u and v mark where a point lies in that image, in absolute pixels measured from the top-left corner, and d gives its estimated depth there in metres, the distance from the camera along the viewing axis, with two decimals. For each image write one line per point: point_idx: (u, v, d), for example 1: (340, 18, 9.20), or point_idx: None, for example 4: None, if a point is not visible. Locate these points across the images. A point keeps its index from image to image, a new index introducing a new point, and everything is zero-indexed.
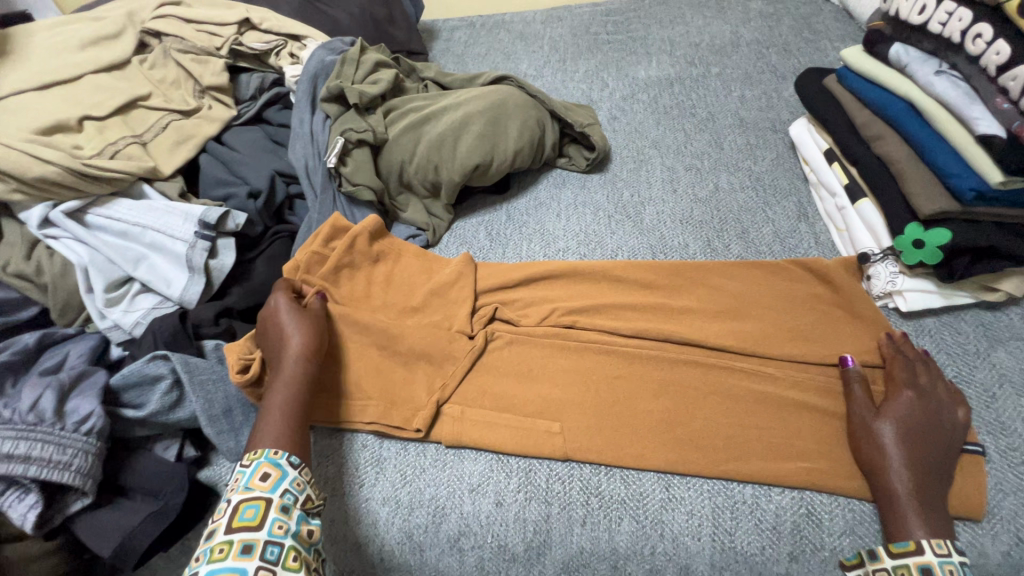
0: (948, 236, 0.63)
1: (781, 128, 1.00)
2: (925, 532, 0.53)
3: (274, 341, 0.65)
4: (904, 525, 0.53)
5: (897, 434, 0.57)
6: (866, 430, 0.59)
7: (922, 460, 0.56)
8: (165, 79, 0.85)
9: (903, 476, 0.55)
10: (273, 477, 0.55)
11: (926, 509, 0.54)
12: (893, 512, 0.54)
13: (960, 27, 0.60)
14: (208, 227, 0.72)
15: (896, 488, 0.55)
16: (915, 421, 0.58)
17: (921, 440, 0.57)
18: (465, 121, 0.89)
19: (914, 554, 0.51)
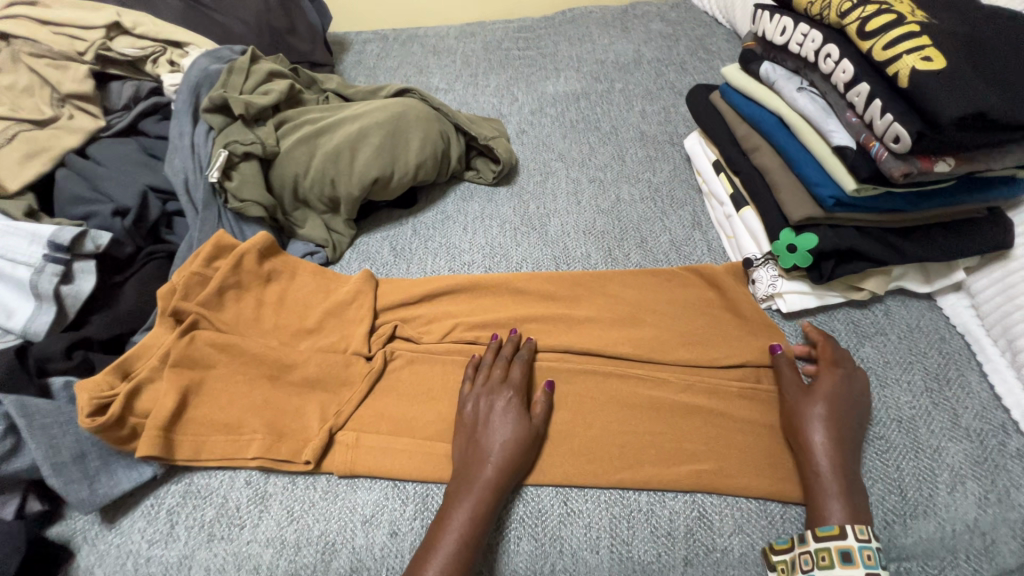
0: (816, 240, 0.68)
1: (678, 141, 1.04)
2: (848, 512, 0.54)
3: (498, 445, 0.60)
4: (828, 504, 0.55)
5: (823, 413, 0.60)
6: (796, 412, 0.62)
7: (845, 438, 0.59)
8: (16, 85, 0.77)
9: (829, 455, 0.58)
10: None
11: (848, 488, 0.56)
12: (817, 494, 0.56)
13: (813, 48, 0.65)
14: (59, 249, 0.64)
15: (822, 468, 0.57)
16: (840, 400, 0.61)
17: (845, 419, 0.60)
18: (363, 133, 0.86)
19: (837, 538, 0.53)
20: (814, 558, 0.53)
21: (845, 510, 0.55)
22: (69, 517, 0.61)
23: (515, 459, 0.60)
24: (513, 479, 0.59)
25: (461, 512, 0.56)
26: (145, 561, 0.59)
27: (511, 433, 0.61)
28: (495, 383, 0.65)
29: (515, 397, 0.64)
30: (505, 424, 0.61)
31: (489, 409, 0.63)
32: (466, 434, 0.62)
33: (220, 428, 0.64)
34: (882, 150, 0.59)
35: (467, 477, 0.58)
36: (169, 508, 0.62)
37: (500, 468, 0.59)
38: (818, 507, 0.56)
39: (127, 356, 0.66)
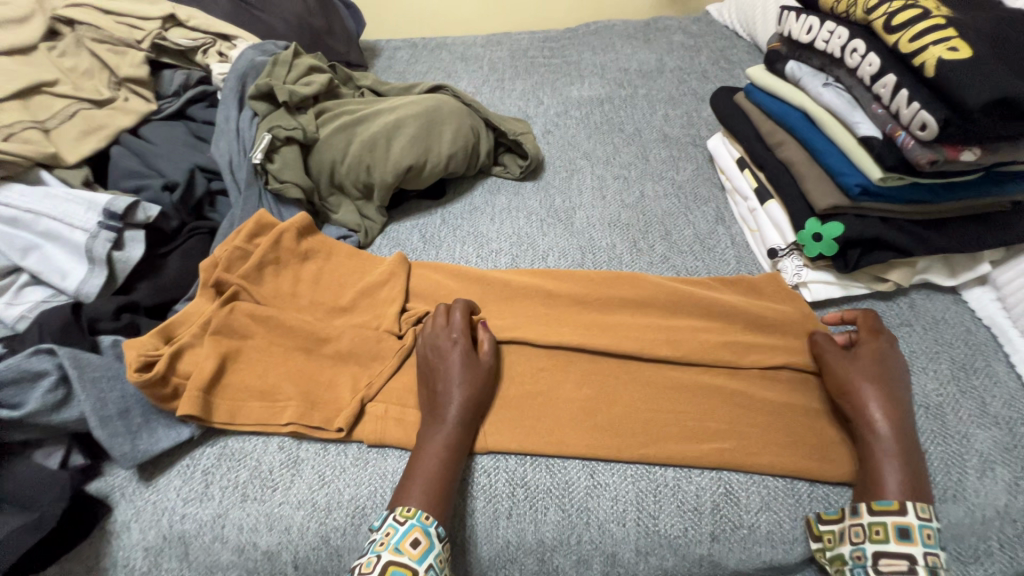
0: (842, 229, 0.69)
1: (701, 143, 1.07)
2: (910, 485, 0.55)
3: (446, 394, 0.62)
4: (889, 475, 0.55)
5: (873, 380, 0.61)
6: (846, 377, 0.62)
7: (899, 404, 0.59)
8: (77, 68, 0.81)
9: (883, 421, 0.58)
10: (423, 546, 0.52)
11: (907, 457, 0.56)
12: (876, 464, 0.56)
13: (840, 44, 0.67)
14: (113, 217, 0.67)
15: (879, 433, 0.57)
16: (885, 367, 0.62)
17: (896, 386, 0.61)
18: (399, 123, 0.89)
19: (895, 513, 0.53)
20: (868, 531, 0.53)
21: (909, 481, 0.55)
22: (109, 473, 0.62)
23: (473, 395, 0.62)
24: (475, 410, 0.62)
25: (433, 444, 0.59)
26: (179, 518, 0.60)
27: (465, 370, 0.63)
28: (442, 329, 0.67)
29: (462, 340, 0.65)
30: (456, 363, 0.63)
31: (441, 355, 0.65)
32: (424, 381, 0.65)
33: (253, 395, 0.66)
34: (908, 139, 0.61)
35: (434, 416, 0.61)
36: (204, 469, 0.63)
37: (462, 406, 0.61)
38: (877, 479, 0.56)
39: (171, 321, 0.67)
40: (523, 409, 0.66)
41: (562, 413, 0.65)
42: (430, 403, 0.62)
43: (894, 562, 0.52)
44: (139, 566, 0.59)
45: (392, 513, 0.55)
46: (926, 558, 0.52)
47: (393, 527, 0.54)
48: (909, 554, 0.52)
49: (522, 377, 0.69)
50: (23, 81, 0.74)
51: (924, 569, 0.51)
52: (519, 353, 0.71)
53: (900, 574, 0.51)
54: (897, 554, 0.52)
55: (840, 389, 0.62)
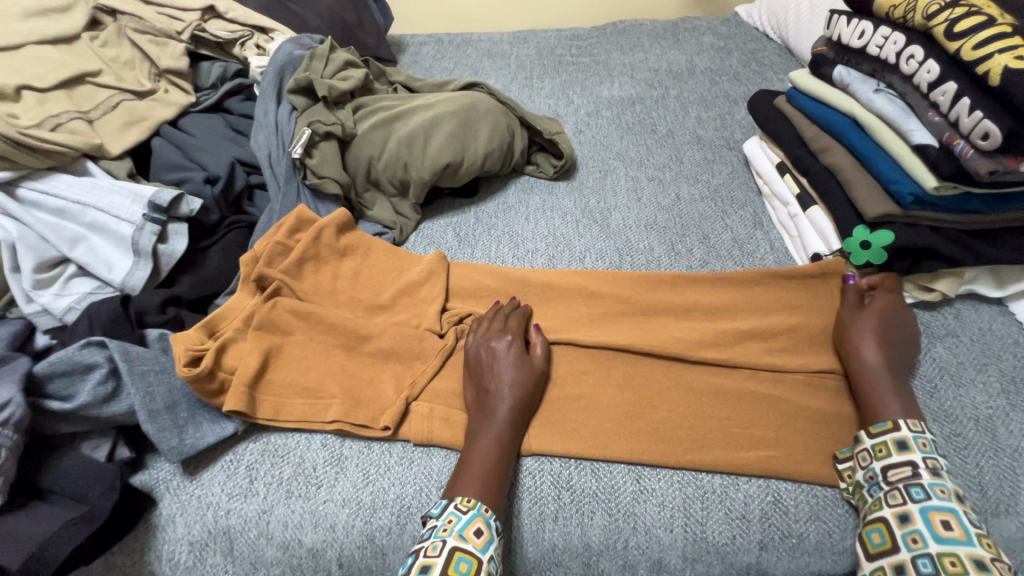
0: (892, 236, 0.69)
1: (735, 146, 1.06)
2: (904, 407, 0.60)
3: (496, 393, 0.63)
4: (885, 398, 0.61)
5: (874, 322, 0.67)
6: (847, 325, 0.68)
7: (891, 344, 0.65)
8: (119, 58, 0.81)
9: (876, 359, 0.64)
10: (486, 535, 0.53)
11: (899, 387, 0.62)
12: (871, 393, 0.62)
13: (895, 49, 0.66)
14: (159, 210, 0.67)
15: (871, 366, 0.63)
16: (884, 311, 0.68)
17: (894, 328, 0.66)
18: (437, 121, 0.89)
19: (891, 432, 0.58)
20: (872, 452, 0.58)
21: (900, 401, 0.60)
22: (153, 467, 0.62)
23: (523, 396, 0.63)
24: (525, 411, 0.63)
25: (484, 439, 0.60)
26: (224, 513, 0.60)
27: (517, 370, 0.64)
28: (494, 332, 0.69)
29: (515, 342, 0.67)
30: (508, 364, 0.65)
31: (492, 355, 0.66)
32: (473, 381, 0.65)
33: (297, 392, 0.65)
34: (967, 148, 0.60)
35: (485, 411, 0.62)
36: (248, 465, 0.63)
37: (512, 405, 0.62)
38: (874, 406, 0.61)
39: (214, 316, 0.67)
40: (567, 413, 0.65)
41: (606, 419, 0.65)
42: (480, 400, 0.63)
43: (900, 470, 0.55)
44: (184, 561, 0.59)
45: (453, 503, 0.55)
46: (925, 462, 0.56)
47: (454, 515, 0.54)
48: (909, 462, 0.56)
49: (564, 381, 0.68)
50: (68, 70, 0.73)
51: (927, 472, 0.55)
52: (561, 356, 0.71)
53: (907, 480, 0.55)
54: (901, 465, 0.56)
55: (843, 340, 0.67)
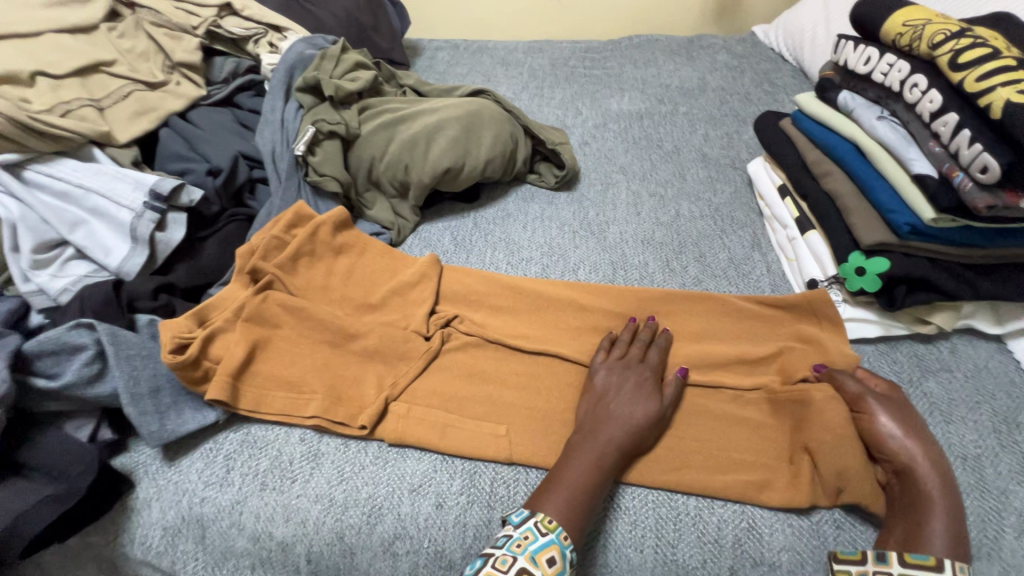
0: (887, 265, 0.67)
1: (740, 165, 1.05)
2: (953, 546, 0.51)
3: (608, 416, 0.61)
4: (933, 523, 0.53)
5: (897, 424, 0.59)
6: (881, 423, 0.59)
7: (945, 467, 0.56)
8: (135, 49, 0.83)
9: (932, 476, 0.55)
10: (558, 566, 0.52)
11: (955, 522, 0.53)
12: (922, 511, 0.53)
13: (899, 78, 0.66)
14: (158, 198, 0.68)
15: (929, 483, 0.55)
16: (903, 408, 0.61)
17: (929, 438, 0.58)
18: (441, 125, 0.90)
19: (933, 569, 0.50)
20: None
21: (948, 535, 0.52)
22: (134, 450, 0.63)
23: (644, 430, 0.61)
24: (637, 445, 0.61)
25: (569, 467, 0.58)
26: (199, 501, 0.60)
27: (641, 401, 0.62)
28: (633, 361, 0.67)
29: (651, 377, 0.65)
30: (636, 394, 0.63)
31: (622, 382, 0.65)
32: (591, 400, 0.64)
33: (278, 385, 0.66)
34: (966, 180, 0.59)
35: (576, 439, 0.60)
36: (227, 454, 0.63)
37: (626, 436, 0.60)
38: (921, 527, 0.53)
39: (205, 305, 0.68)
40: (546, 424, 0.65)
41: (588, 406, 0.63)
42: (591, 420, 0.62)
43: None
44: (156, 545, 0.60)
45: None
46: None
47: None
48: None
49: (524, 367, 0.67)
50: (84, 59, 0.76)
51: None
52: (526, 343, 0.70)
53: None
54: None
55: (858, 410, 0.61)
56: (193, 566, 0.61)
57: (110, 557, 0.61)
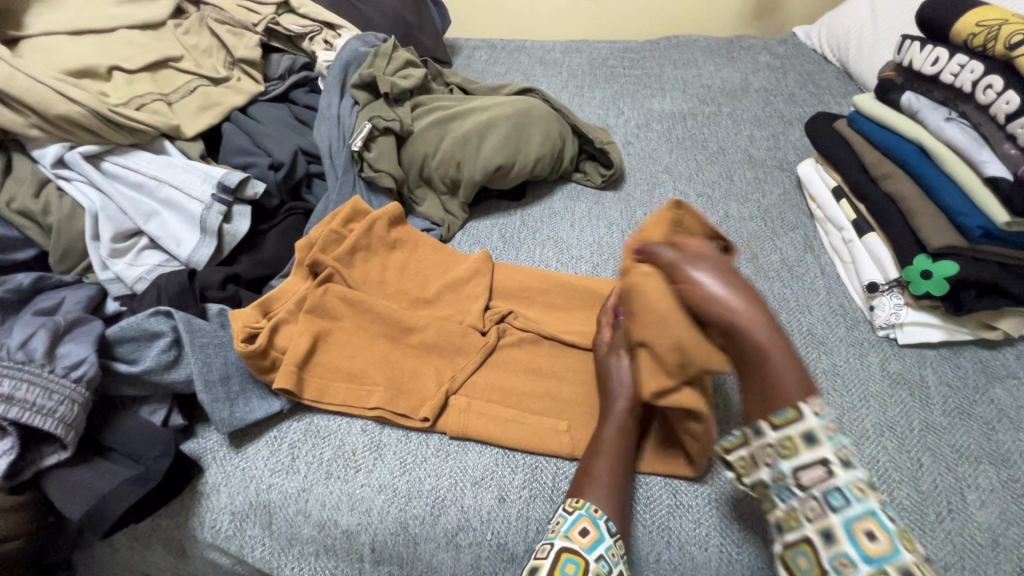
0: (956, 269, 0.66)
1: (788, 167, 1.04)
2: (803, 386, 0.49)
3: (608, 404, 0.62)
4: (757, 329, 0.48)
5: (728, 283, 0.49)
6: (697, 283, 0.49)
7: (729, 274, 0.50)
8: (199, 46, 0.85)
9: (754, 312, 0.48)
10: (592, 536, 0.53)
11: (772, 314, 0.49)
12: (767, 369, 0.49)
13: (971, 78, 0.65)
14: (227, 191, 0.70)
15: (761, 323, 0.48)
16: (729, 262, 0.53)
17: (742, 293, 0.49)
18: (492, 122, 0.90)
19: (820, 518, 0.46)
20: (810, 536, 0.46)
21: (795, 371, 0.49)
22: (202, 436, 0.64)
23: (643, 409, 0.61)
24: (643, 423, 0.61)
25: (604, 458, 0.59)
26: (266, 487, 0.61)
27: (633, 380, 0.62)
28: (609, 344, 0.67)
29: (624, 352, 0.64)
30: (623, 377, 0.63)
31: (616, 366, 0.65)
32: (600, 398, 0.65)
33: (341, 377, 0.67)
34: None
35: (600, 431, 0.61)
36: (291, 443, 0.64)
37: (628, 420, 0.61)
38: (776, 386, 0.49)
39: (269, 296, 0.70)
40: None
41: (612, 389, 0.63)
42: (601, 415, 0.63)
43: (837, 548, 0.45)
44: (225, 530, 0.61)
45: None
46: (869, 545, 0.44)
47: (562, 516, 0.55)
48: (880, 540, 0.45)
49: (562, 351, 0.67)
50: (154, 54, 0.78)
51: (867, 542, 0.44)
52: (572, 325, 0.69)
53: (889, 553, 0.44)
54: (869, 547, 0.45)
55: (680, 281, 0.50)
56: (260, 551, 0.62)
57: (179, 540, 0.63)
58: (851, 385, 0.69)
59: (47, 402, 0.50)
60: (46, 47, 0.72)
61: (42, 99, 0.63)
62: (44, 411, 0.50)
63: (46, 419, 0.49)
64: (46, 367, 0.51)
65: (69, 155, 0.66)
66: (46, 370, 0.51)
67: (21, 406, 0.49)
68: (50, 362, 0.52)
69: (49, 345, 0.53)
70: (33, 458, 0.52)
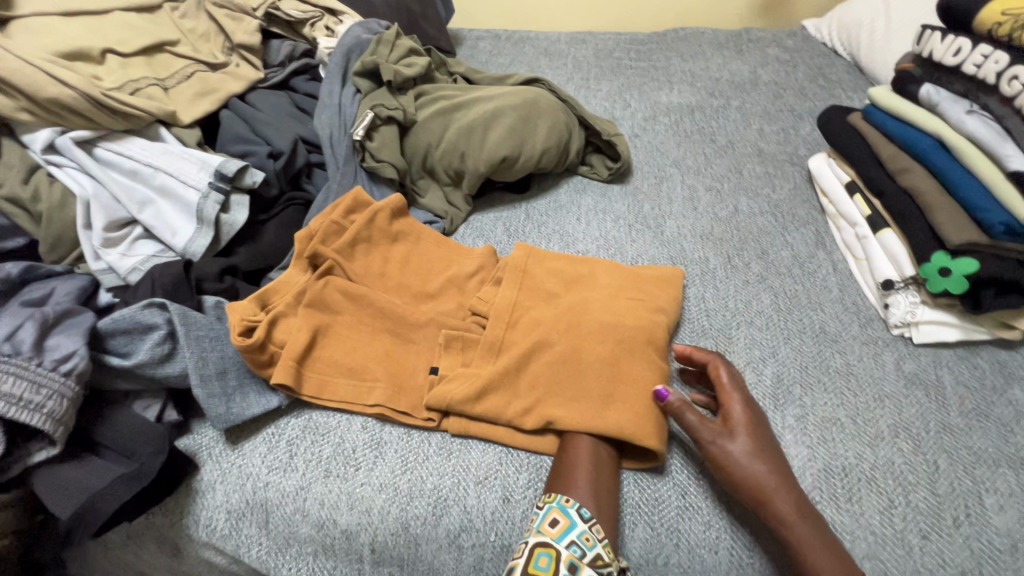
0: (976, 266, 0.64)
1: (799, 162, 1.02)
2: (835, 560, 0.50)
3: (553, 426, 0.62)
4: (781, 505, 0.53)
5: (756, 452, 0.56)
6: (732, 466, 0.55)
7: (768, 447, 0.57)
8: (196, 30, 0.83)
9: (780, 487, 0.54)
10: (562, 525, 0.54)
11: (801, 496, 0.54)
12: (793, 546, 0.51)
13: (995, 69, 0.63)
14: (224, 180, 0.68)
15: (775, 486, 0.54)
16: (766, 433, 0.59)
17: (769, 463, 0.56)
18: (497, 113, 0.88)
19: None
20: None
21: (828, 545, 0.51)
22: (198, 432, 0.62)
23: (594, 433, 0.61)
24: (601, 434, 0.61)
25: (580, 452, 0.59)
26: (263, 485, 0.60)
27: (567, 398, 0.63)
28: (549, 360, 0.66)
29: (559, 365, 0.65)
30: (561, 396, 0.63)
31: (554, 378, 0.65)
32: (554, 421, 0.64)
33: (341, 372, 0.65)
34: None
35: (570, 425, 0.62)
36: (289, 440, 0.63)
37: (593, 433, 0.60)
38: (800, 557, 0.51)
39: (268, 289, 0.67)
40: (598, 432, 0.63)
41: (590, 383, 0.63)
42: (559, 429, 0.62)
43: None
44: (220, 528, 0.59)
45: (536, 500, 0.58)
46: None
47: (536, 511, 0.56)
48: None
49: (559, 344, 0.66)
50: (149, 38, 0.75)
51: None
52: (580, 319, 0.68)
53: None
54: None
55: (714, 447, 0.57)
56: (256, 550, 0.60)
57: (173, 538, 0.61)
58: (866, 384, 0.67)
59: (34, 397, 0.48)
60: (37, 28, 0.69)
61: (33, 84, 0.61)
62: (30, 406, 0.47)
63: (33, 414, 0.47)
64: (33, 360, 0.49)
65: (61, 141, 0.64)
66: (33, 363, 0.49)
67: (6, 400, 0.46)
68: (38, 355, 0.50)
69: (36, 338, 0.51)
70: (20, 455, 0.50)
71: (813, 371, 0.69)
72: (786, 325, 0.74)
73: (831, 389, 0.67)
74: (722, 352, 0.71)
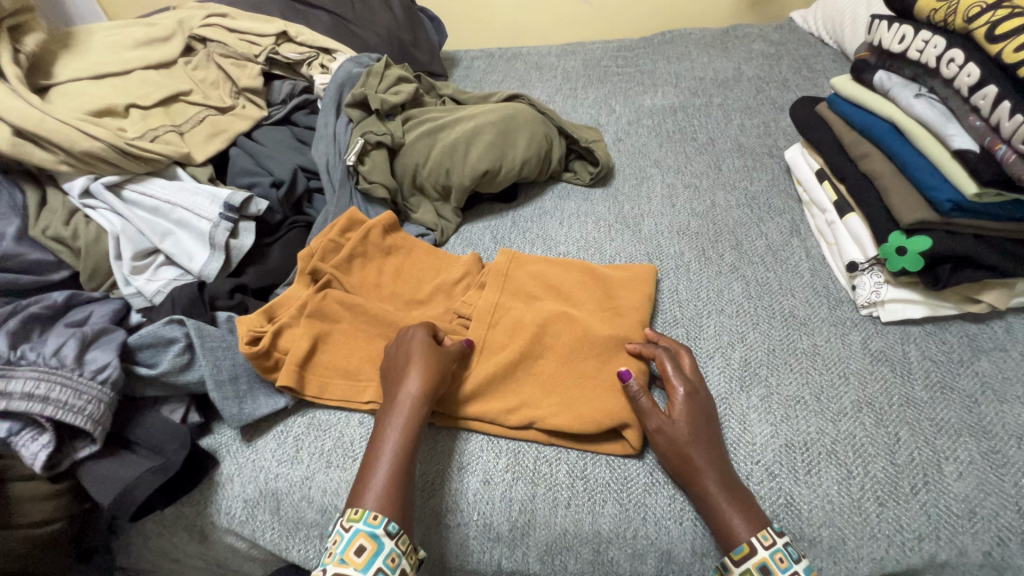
0: (930, 243, 0.67)
1: (778, 153, 1.05)
2: (750, 521, 0.55)
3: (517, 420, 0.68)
4: (709, 484, 0.57)
5: (693, 436, 0.60)
6: (675, 451, 0.60)
7: (709, 431, 0.61)
8: (206, 80, 0.94)
9: (714, 468, 0.58)
10: (369, 553, 0.54)
11: (729, 474, 0.59)
12: (719, 515, 0.56)
13: (935, 54, 0.65)
14: (232, 210, 0.77)
15: (707, 463, 0.58)
16: (706, 417, 0.62)
17: (708, 442, 0.60)
18: (477, 130, 0.95)
19: (751, 556, 0.53)
20: None
21: (744, 511, 0.56)
22: (217, 432, 0.71)
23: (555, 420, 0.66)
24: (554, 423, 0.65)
25: (386, 457, 0.59)
26: (274, 476, 0.67)
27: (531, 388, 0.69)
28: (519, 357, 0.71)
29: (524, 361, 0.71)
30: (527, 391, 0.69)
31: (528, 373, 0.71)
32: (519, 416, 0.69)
33: (341, 374, 0.72)
34: (1010, 152, 0.58)
35: (383, 421, 0.62)
36: (296, 435, 0.70)
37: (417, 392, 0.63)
38: (722, 527, 0.56)
39: (274, 303, 0.75)
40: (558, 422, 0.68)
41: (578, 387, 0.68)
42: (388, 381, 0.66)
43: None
44: (238, 515, 0.67)
45: (343, 518, 0.57)
46: None
47: (340, 534, 0.56)
48: None
49: (526, 337, 0.72)
50: (166, 92, 0.87)
51: None
52: (551, 320, 0.74)
53: None
54: None
55: (657, 433, 0.61)
56: (270, 534, 0.68)
57: (199, 526, 0.69)
58: (831, 363, 0.70)
59: (77, 401, 0.57)
60: (74, 92, 0.82)
61: (68, 138, 0.71)
62: (74, 409, 0.57)
63: (76, 416, 0.57)
64: (75, 371, 0.59)
65: (94, 186, 0.75)
66: (75, 374, 0.59)
67: (55, 404, 0.56)
68: (79, 366, 0.59)
69: (77, 353, 0.60)
70: (68, 450, 0.60)
71: (780, 353, 0.71)
72: (755, 311, 0.77)
73: (797, 368, 0.70)
74: (693, 339, 0.75)
